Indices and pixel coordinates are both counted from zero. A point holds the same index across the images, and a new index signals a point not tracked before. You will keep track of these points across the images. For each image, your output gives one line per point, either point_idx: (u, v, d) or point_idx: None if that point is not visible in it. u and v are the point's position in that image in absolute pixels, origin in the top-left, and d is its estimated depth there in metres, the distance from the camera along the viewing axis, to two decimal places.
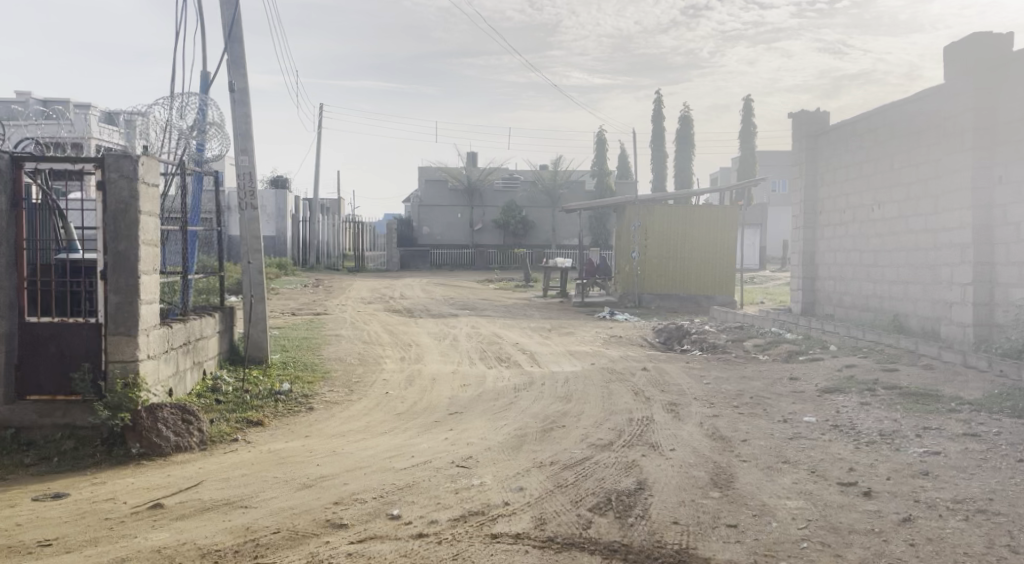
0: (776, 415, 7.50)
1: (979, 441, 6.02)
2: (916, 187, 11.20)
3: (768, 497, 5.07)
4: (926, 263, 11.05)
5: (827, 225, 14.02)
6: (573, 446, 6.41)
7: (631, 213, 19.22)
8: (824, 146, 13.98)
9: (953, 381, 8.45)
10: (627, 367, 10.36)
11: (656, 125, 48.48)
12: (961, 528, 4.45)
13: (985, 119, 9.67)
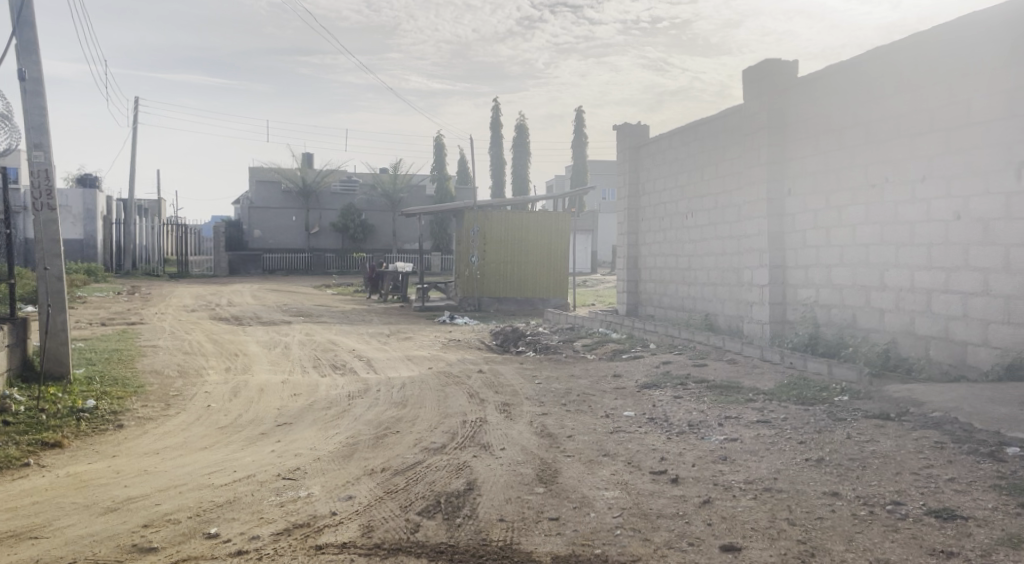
0: (600, 410, 7.89)
1: (770, 427, 6.63)
2: (723, 197, 12.13)
3: (588, 489, 5.31)
4: (731, 267, 11.99)
5: (648, 231, 14.89)
6: (405, 451, 6.42)
7: (470, 219, 19.30)
8: (645, 157, 14.82)
9: (751, 373, 9.24)
10: (463, 370, 10.52)
11: (494, 132, 49.38)
12: (750, 506, 4.78)
13: (777, 136, 10.60)
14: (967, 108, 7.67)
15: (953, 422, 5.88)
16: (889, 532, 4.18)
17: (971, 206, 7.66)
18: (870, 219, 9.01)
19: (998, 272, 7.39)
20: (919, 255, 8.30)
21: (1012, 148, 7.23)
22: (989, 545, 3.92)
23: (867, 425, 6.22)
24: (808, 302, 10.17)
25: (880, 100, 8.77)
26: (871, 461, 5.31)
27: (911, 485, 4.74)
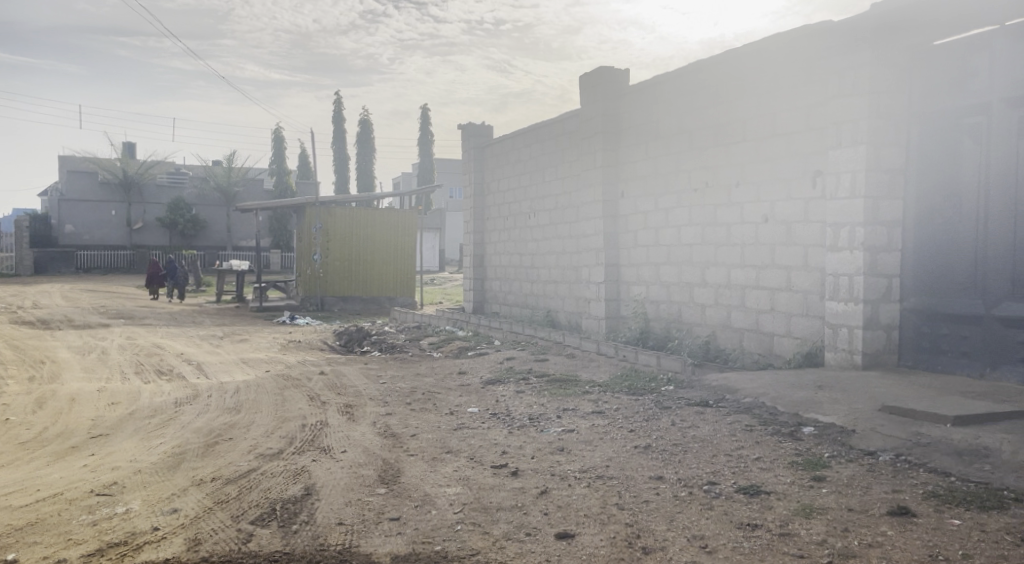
0: (444, 408, 7.93)
1: (604, 417, 6.93)
2: (563, 199, 12.52)
3: (431, 487, 5.30)
4: (570, 265, 12.42)
5: (493, 231, 15.11)
6: (239, 459, 6.17)
7: (311, 215, 18.69)
8: (490, 158, 15.01)
9: (587, 366, 9.62)
10: (303, 372, 10.22)
11: (336, 127, 48.25)
12: (585, 494, 4.94)
13: (612, 141, 11.07)
14: (772, 120, 8.34)
15: (762, 406, 6.40)
16: (704, 510, 4.41)
17: (777, 210, 8.34)
18: (693, 221, 9.61)
19: (798, 270, 8.08)
20: (735, 254, 8.96)
21: (809, 158, 7.92)
22: (787, 513, 4.19)
23: (689, 412, 6.64)
24: (639, 298, 10.71)
25: (702, 110, 9.36)
26: (691, 445, 5.67)
27: (724, 466, 5.10)
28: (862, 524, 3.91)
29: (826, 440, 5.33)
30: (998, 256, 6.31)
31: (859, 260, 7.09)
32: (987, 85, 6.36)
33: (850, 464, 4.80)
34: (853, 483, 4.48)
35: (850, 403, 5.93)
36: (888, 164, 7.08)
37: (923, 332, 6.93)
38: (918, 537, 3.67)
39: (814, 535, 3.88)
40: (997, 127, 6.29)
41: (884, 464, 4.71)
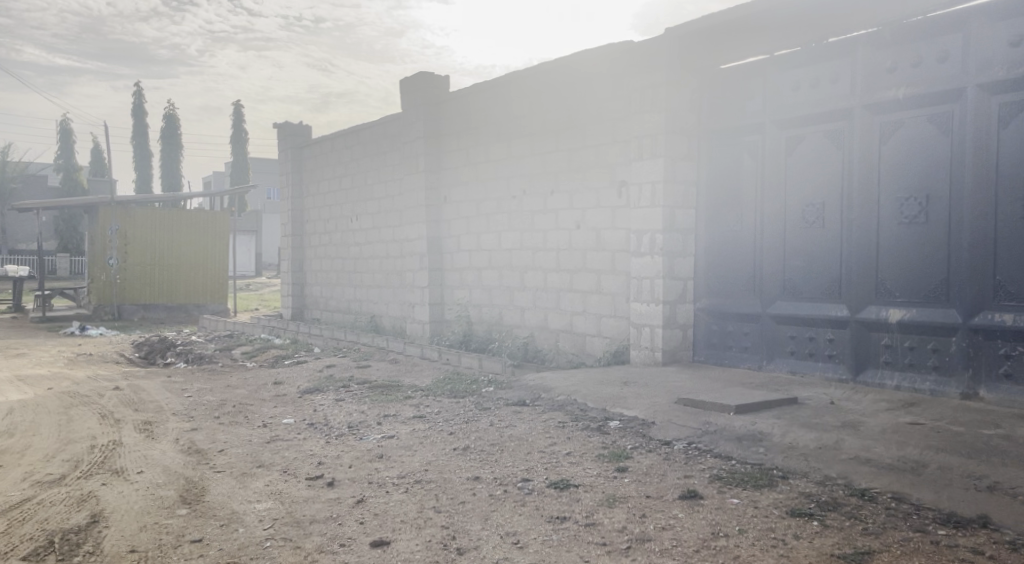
0: (256, 420, 7.63)
1: (424, 421, 6.97)
2: (385, 202, 12.45)
3: (238, 504, 5.09)
4: (393, 269, 12.35)
5: (312, 234, 14.74)
6: (11, 488, 5.61)
7: (106, 215, 17.37)
8: (308, 159, 14.65)
9: (409, 371, 9.62)
10: (93, 389, 9.40)
11: (136, 121, 44.92)
12: (401, 499, 4.89)
13: (434, 145, 11.16)
14: (583, 132, 8.77)
15: (574, 403, 6.70)
16: (519, 507, 4.50)
17: (587, 216, 8.78)
18: (512, 226, 9.89)
19: (608, 274, 8.55)
20: (550, 258, 9.33)
21: (616, 168, 8.39)
22: (593, 504, 4.37)
23: (507, 412, 6.84)
24: (462, 301, 10.89)
25: (517, 120, 9.68)
26: (508, 444, 5.82)
27: (537, 463, 5.28)
28: (656, 509, 4.17)
29: (629, 432, 5.69)
30: (773, 261, 6.99)
31: (659, 264, 7.62)
32: (762, 107, 7.07)
33: (649, 454, 5.14)
34: (651, 472, 4.79)
35: (651, 397, 6.34)
36: (682, 176, 7.67)
37: (713, 330, 7.56)
38: (704, 517, 3.95)
39: (616, 522, 4.06)
40: (771, 146, 7.00)
41: (678, 453, 5.09)
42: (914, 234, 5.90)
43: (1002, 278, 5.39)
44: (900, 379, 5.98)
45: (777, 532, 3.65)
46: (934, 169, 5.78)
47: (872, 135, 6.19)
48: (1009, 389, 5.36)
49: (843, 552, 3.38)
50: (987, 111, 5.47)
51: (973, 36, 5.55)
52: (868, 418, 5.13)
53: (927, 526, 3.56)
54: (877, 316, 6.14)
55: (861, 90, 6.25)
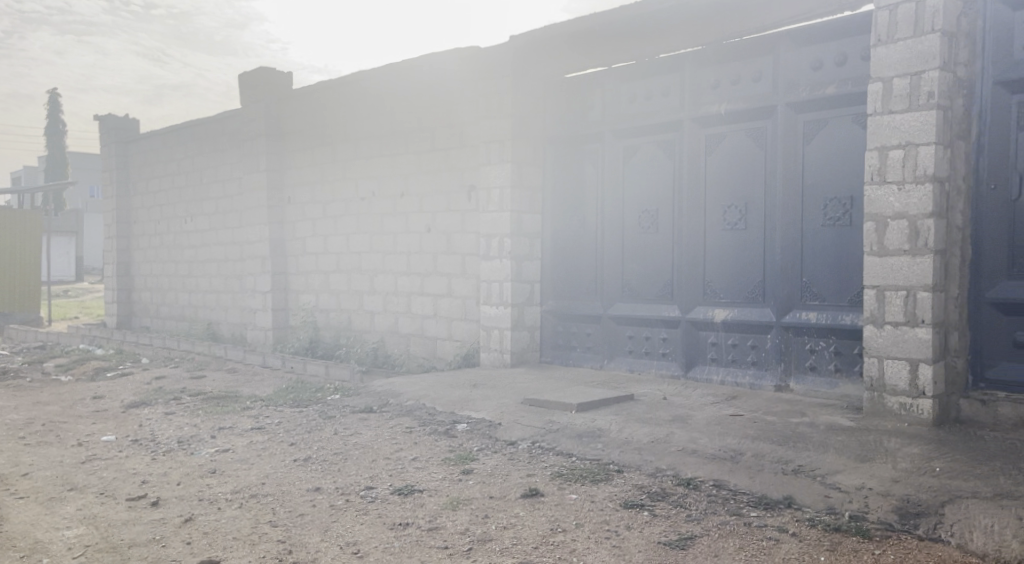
0: (71, 439, 7.07)
1: (263, 433, 6.73)
2: (223, 203, 11.92)
3: (43, 532, 4.66)
4: (233, 273, 11.82)
5: (141, 235, 13.87)
6: None
7: None
8: (136, 156, 13.78)
9: (249, 381, 9.23)
10: None
11: None
12: (233, 516, 4.68)
13: (275, 144, 10.81)
14: (431, 135, 8.77)
15: (422, 407, 6.68)
16: (360, 516, 4.43)
17: (438, 220, 8.79)
18: (360, 229, 9.75)
19: (458, 277, 8.59)
20: (400, 262, 9.26)
21: (464, 172, 8.45)
22: (436, 508, 4.37)
23: (352, 420, 6.72)
24: (308, 307, 10.61)
25: (365, 121, 9.56)
26: (352, 452, 5.73)
27: (381, 470, 5.22)
28: (498, 509, 4.24)
29: (476, 434, 5.73)
30: (613, 264, 7.29)
31: (506, 267, 7.73)
32: (601, 117, 7.37)
33: (494, 455, 5.20)
34: (494, 472, 4.86)
35: (498, 399, 6.44)
36: (529, 181, 7.81)
37: (559, 331, 7.78)
38: (544, 515, 4.06)
39: (458, 525, 4.08)
40: (609, 154, 7.31)
41: (522, 452, 5.19)
42: (737, 239, 6.36)
43: (808, 280, 5.90)
44: (725, 374, 6.41)
45: (611, 524, 3.80)
46: (752, 179, 6.26)
47: (699, 146, 6.62)
48: (814, 380, 5.86)
49: (668, 538, 3.57)
50: (795, 127, 5.99)
51: (783, 59, 6.06)
52: (696, 412, 5.45)
53: (742, 509, 3.84)
54: (704, 316, 6.55)
55: (689, 104, 6.66)
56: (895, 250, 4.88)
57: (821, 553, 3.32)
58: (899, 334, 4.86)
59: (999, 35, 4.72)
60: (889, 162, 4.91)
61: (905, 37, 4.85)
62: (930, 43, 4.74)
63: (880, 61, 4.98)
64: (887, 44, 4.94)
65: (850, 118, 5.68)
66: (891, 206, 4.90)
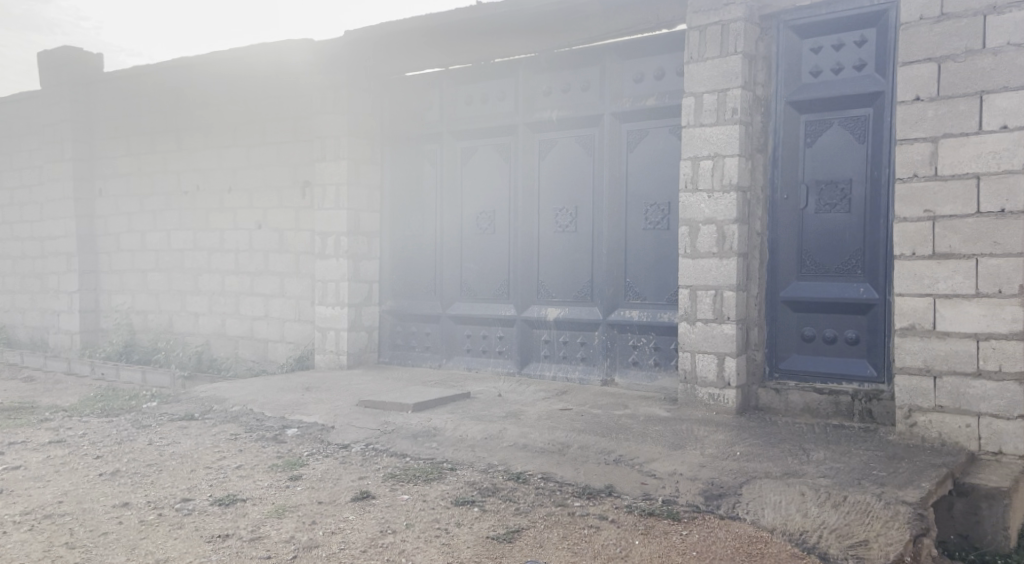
0: None
1: (63, 446, 6.20)
2: (20, 193, 10.95)
3: None
4: (32, 272, 10.88)
5: None
6: None
7: None
8: None
9: (51, 391, 8.50)
10: None
11: None
12: (22, 540, 4.12)
13: (83, 131, 10.07)
14: (262, 129, 8.49)
15: (248, 413, 6.45)
16: (173, 530, 4.13)
17: (269, 217, 8.51)
18: (183, 225, 9.29)
19: (291, 276, 8.35)
20: (228, 261, 8.90)
21: (297, 168, 8.23)
22: (259, 517, 4.19)
23: (169, 428, 6.35)
24: (123, 308, 9.97)
25: (188, 111, 9.13)
26: (168, 463, 5.39)
27: (201, 480, 4.94)
28: (326, 514, 4.16)
29: (306, 439, 5.60)
30: (452, 264, 7.39)
31: (344, 266, 7.60)
32: (438, 118, 7.44)
33: (325, 459, 5.11)
34: (324, 476, 4.76)
35: (331, 402, 6.36)
36: (366, 179, 7.75)
37: (397, 331, 7.79)
38: (374, 517, 4.05)
39: (283, 532, 3.95)
40: (446, 155, 7.41)
41: (354, 455, 5.13)
42: (568, 241, 6.64)
43: (632, 281, 6.28)
44: (557, 370, 6.68)
45: (441, 523, 3.87)
46: (582, 183, 6.57)
47: (533, 150, 6.85)
48: (637, 373, 6.24)
49: (496, 532, 3.70)
50: (619, 136, 6.35)
51: (608, 71, 6.40)
52: (528, 407, 5.65)
53: (566, 500, 4.04)
54: (539, 314, 6.79)
55: (523, 109, 6.87)
56: (705, 252, 5.30)
57: (636, 536, 3.57)
58: (708, 330, 5.28)
59: (789, 60, 5.23)
60: (700, 171, 5.32)
61: (713, 56, 5.28)
62: (734, 63, 5.19)
63: (692, 77, 5.38)
64: (698, 62, 5.35)
65: (666, 130, 6.10)
66: (702, 213, 5.31)
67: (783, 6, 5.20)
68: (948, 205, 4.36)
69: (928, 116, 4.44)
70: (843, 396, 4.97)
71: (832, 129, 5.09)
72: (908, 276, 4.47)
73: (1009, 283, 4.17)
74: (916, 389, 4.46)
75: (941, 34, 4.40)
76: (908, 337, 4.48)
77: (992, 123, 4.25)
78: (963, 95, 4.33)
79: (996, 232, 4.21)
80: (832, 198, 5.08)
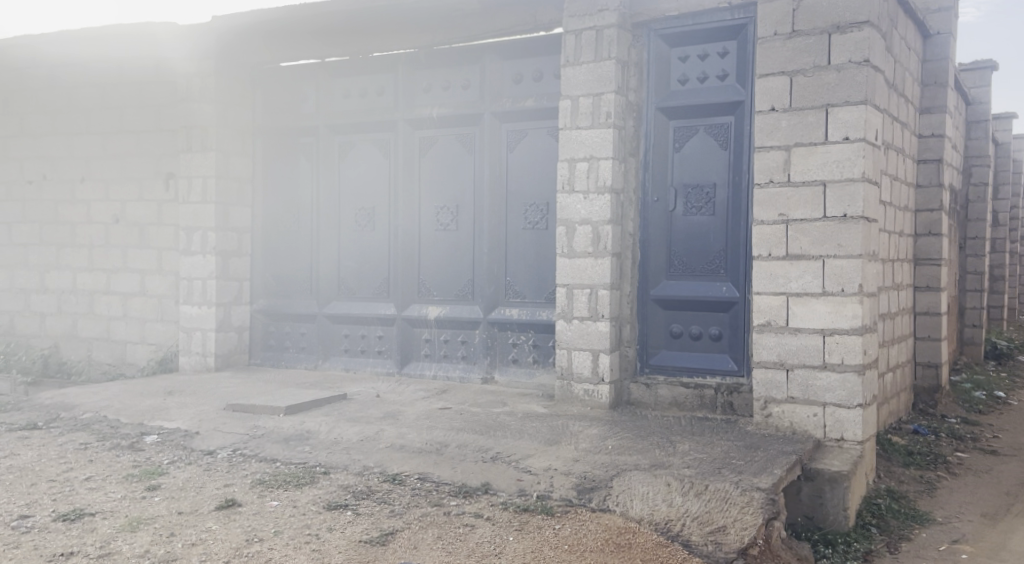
0: None
1: None
2: None
3: None
4: None
5: None
6: None
7: None
8: None
9: None
10: None
11: None
12: None
13: None
14: (120, 115, 8.05)
15: (101, 420, 6.00)
16: (9, 550, 3.66)
17: (128, 211, 8.04)
18: (28, 218, 8.67)
19: (152, 274, 7.91)
20: (80, 257, 8.35)
21: (160, 159, 7.83)
22: (111, 532, 3.83)
23: (9, 438, 5.72)
24: None
25: (35, 94, 8.55)
26: (5, 477, 4.81)
27: (43, 494, 4.44)
28: (186, 524, 3.91)
29: (167, 446, 5.26)
30: (328, 262, 7.25)
31: (211, 264, 7.30)
32: (314, 112, 7.27)
33: (187, 467, 4.82)
34: (186, 486, 4.48)
35: (196, 407, 6.09)
36: (235, 173, 7.48)
37: (270, 331, 7.57)
38: (239, 525, 3.88)
39: (136, 548, 3.65)
40: (323, 151, 7.26)
41: (219, 461, 4.90)
42: (448, 240, 6.66)
43: (511, 279, 6.37)
44: (437, 369, 6.69)
45: (312, 528, 3.79)
46: (462, 182, 6.60)
47: (413, 148, 6.82)
48: (516, 371, 6.34)
49: (369, 536, 3.67)
50: (499, 136, 6.42)
51: (488, 70, 6.45)
52: (406, 408, 5.63)
53: (442, 499, 4.06)
54: (419, 313, 6.78)
55: (402, 106, 6.83)
56: (581, 252, 5.43)
57: (510, 533, 3.64)
58: (583, 327, 5.43)
59: (659, 68, 5.44)
60: (576, 173, 5.46)
61: (588, 61, 5.42)
62: (608, 68, 5.35)
63: (568, 80, 5.51)
64: (574, 66, 5.48)
65: (544, 131, 6.22)
66: (578, 213, 5.45)
67: (653, 15, 5.39)
68: (799, 210, 4.66)
69: (782, 126, 4.73)
70: (707, 390, 5.22)
71: (697, 136, 5.34)
72: (764, 276, 4.75)
73: (851, 282, 4.50)
74: (771, 382, 4.75)
75: (794, 50, 4.70)
76: (764, 334, 4.77)
77: (836, 134, 4.57)
78: (812, 107, 4.64)
79: (839, 235, 4.54)
80: (698, 202, 5.33)
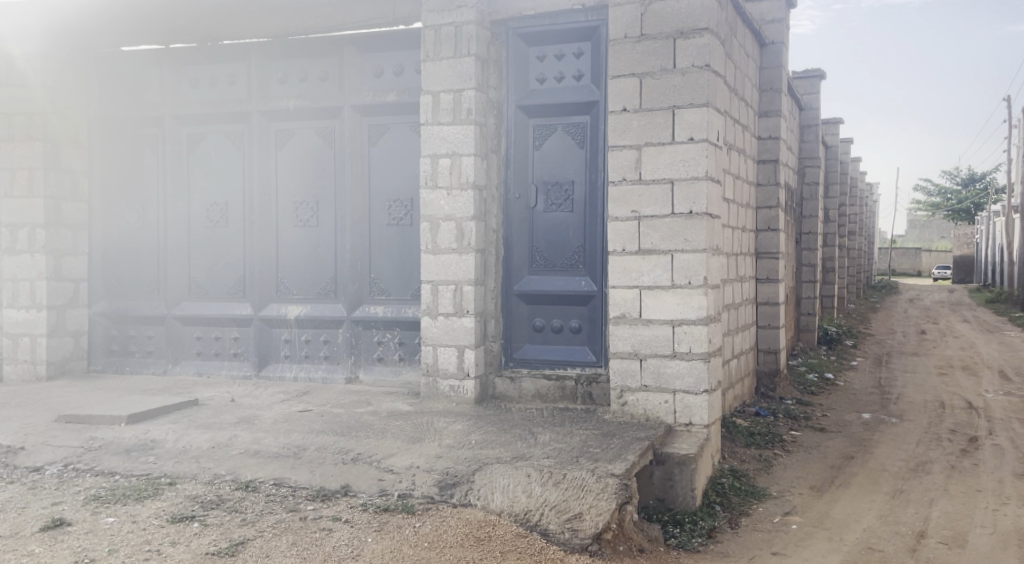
0: None
1: None
2: None
3: None
4: None
5: None
6: None
7: None
8: None
9: None
10: None
11: None
12: None
13: None
14: None
15: None
16: None
17: None
18: None
19: None
20: None
21: None
22: None
23: None
24: None
25: None
26: None
27: None
28: (6, 549, 3.60)
29: None
30: (178, 261, 6.89)
31: (41, 264, 6.76)
32: (159, 101, 6.88)
33: (9, 487, 4.44)
34: (6, 507, 4.12)
35: (21, 420, 5.61)
36: (68, 165, 6.94)
37: (112, 336, 7.10)
38: (68, 546, 3.61)
39: None
40: (169, 144, 6.89)
41: (47, 478, 4.54)
42: (309, 237, 6.49)
43: (376, 276, 6.28)
44: (298, 370, 6.51)
45: (152, 544, 3.59)
46: (321, 176, 6.44)
47: (270, 141, 6.60)
48: (381, 369, 6.28)
49: (217, 547, 3.52)
50: (359, 129, 6.31)
51: (346, 62, 6.32)
52: (262, 412, 5.44)
53: (298, 504, 3.96)
54: (278, 313, 6.56)
55: (255, 97, 6.57)
56: (445, 249, 5.43)
57: (368, 534, 3.59)
58: (449, 323, 5.43)
59: (517, 65, 5.51)
60: (439, 169, 5.44)
61: (449, 57, 5.42)
62: (468, 64, 5.36)
63: (428, 76, 5.48)
64: (434, 61, 5.46)
65: (405, 127, 6.19)
66: (441, 209, 5.44)
67: (511, 14, 5.45)
68: (650, 206, 4.85)
69: (633, 126, 4.91)
70: (567, 381, 5.36)
71: (556, 134, 5.45)
72: (618, 271, 4.92)
73: (697, 275, 4.73)
74: (626, 371, 4.92)
75: (644, 53, 4.88)
76: (619, 326, 4.93)
77: (682, 134, 4.79)
78: (660, 108, 4.83)
79: (686, 230, 4.76)
80: (557, 199, 5.44)
